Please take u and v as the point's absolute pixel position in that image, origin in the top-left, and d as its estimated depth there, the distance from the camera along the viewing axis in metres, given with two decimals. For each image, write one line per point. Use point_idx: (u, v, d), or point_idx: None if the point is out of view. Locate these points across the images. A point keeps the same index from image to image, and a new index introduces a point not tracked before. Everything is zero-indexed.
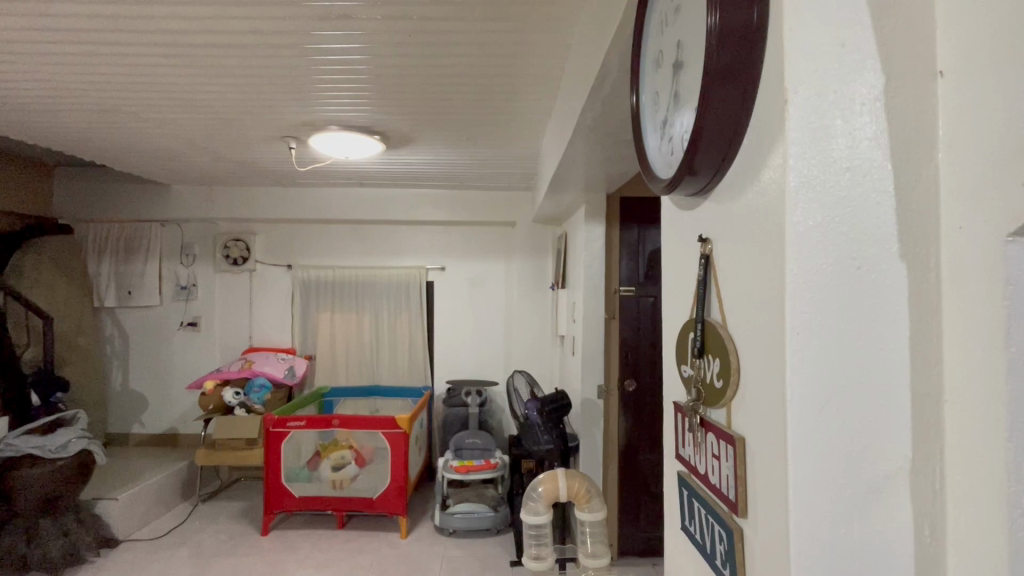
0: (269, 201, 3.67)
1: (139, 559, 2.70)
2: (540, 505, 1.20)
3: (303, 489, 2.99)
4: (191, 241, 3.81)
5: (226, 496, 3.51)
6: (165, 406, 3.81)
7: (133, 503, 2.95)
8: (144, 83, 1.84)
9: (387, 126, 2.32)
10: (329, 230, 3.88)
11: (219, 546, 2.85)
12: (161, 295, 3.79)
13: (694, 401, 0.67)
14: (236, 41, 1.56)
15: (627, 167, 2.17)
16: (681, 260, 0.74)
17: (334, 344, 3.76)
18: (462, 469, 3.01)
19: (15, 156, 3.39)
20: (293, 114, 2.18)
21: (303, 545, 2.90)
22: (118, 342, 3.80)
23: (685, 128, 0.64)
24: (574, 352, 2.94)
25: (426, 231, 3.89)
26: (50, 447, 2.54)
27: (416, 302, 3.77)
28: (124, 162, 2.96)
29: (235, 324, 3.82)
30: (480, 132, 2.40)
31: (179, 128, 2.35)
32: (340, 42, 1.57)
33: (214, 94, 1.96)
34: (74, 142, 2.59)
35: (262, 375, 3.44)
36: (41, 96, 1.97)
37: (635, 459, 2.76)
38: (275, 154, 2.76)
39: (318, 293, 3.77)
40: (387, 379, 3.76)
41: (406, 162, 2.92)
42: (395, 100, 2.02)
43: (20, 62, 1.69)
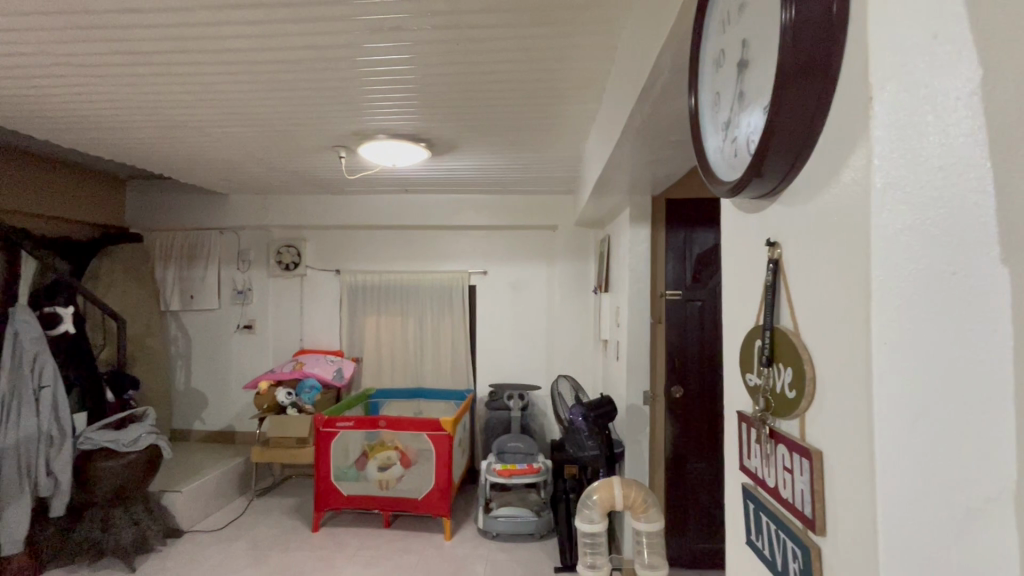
0: (318, 208, 3.80)
1: (201, 550, 2.84)
2: (596, 514, 1.18)
3: (351, 488, 3.07)
4: (247, 248, 4.00)
5: (279, 493, 3.65)
6: (223, 404, 4.01)
7: (196, 496, 3.11)
8: (208, 99, 1.96)
9: (433, 133, 2.36)
10: (375, 235, 3.98)
11: (274, 540, 2.97)
12: (220, 299, 3.99)
13: (763, 411, 0.65)
14: (292, 57, 1.63)
15: (675, 170, 2.13)
16: (747, 266, 0.72)
17: (379, 347, 3.85)
18: (506, 472, 3.01)
19: (92, 171, 3.66)
20: (344, 125, 2.25)
21: (352, 542, 2.98)
22: (182, 343, 4.03)
23: (752, 127, 0.62)
24: (618, 358, 2.90)
25: (469, 235, 3.94)
26: (123, 441, 2.70)
27: (459, 306, 3.83)
28: (187, 173, 3.14)
29: (287, 327, 3.99)
30: (524, 137, 2.41)
31: (238, 140, 2.47)
32: (390, 53, 1.62)
33: (272, 108, 2.05)
34: (146, 156, 2.77)
35: (313, 376, 3.56)
36: (118, 114, 2.13)
37: (682, 468, 2.69)
38: (326, 163, 2.86)
39: (365, 296, 3.88)
40: (430, 381, 3.82)
41: (450, 169, 2.97)
42: (442, 107, 2.06)
43: (100, 84, 1.83)
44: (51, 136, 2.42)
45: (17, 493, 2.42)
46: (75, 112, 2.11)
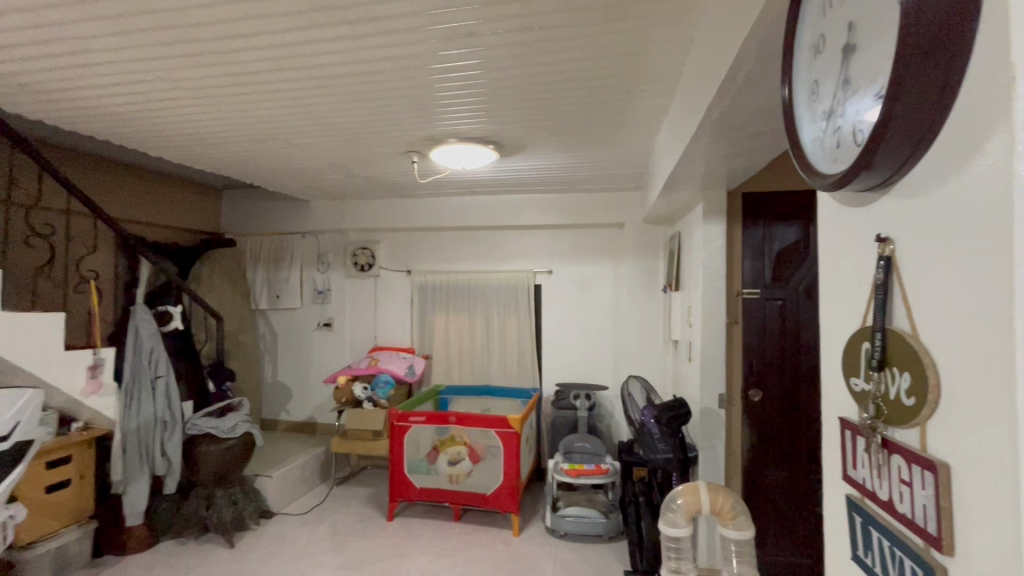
0: (390, 211, 3.98)
1: (289, 531, 3.06)
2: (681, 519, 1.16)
3: (423, 480, 3.19)
4: (326, 250, 4.26)
5: (357, 482, 3.86)
6: (306, 397, 4.29)
7: (284, 481, 3.36)
8: (295, 112, 2.10)
9: (502, 135, 2.40)
10: (444, 236, 4.10)
11: (353, 527, 3.14)
12: (302, 298, 4.28)
13: (873, 418, 0.60)
14: (374, 68, 1.72)
15: (754, 162, 2.03)
16: (852, 265, 0.67)
17: (448, 345, 3.97)
18: (573, 472, 3.00)
19: (194, 182, 4.04)
20: (417, 131, 2.35)
21: (424, 533, 3.09)
22: (269, 339, 4.36)
23: (862, 115, 0.58)
24: (690, 359, 2.81)
25: (534, 235, 3.96)
26: (223, 427, 2.95)
27: (525, 305, 3.86)
28: (274, 182, 3.39)
29: (363, 325, 4.20)
30: (592, 134, 2.39)
31: (320, 150, 2.64)
32: (462, 59, 1.66)
33: (352, 118, 2.17)
34: (240, 168, 3.02)
35: (386, 372, 3.73)
36: (218, 131, 2.33)
37: (761, 476, 2.56)
38: (399, 168, 2.99)
39: (434, 295, 4.01)
40: (497, 379, 3.88)
41: (517, 170, 3.00)
42: (511, 109, 2.08)
43: (204, 105, 2.01)
44: (163, 153, 2.70)
45: (138, 471, 2.73)
46: (183, 131, 2.34)
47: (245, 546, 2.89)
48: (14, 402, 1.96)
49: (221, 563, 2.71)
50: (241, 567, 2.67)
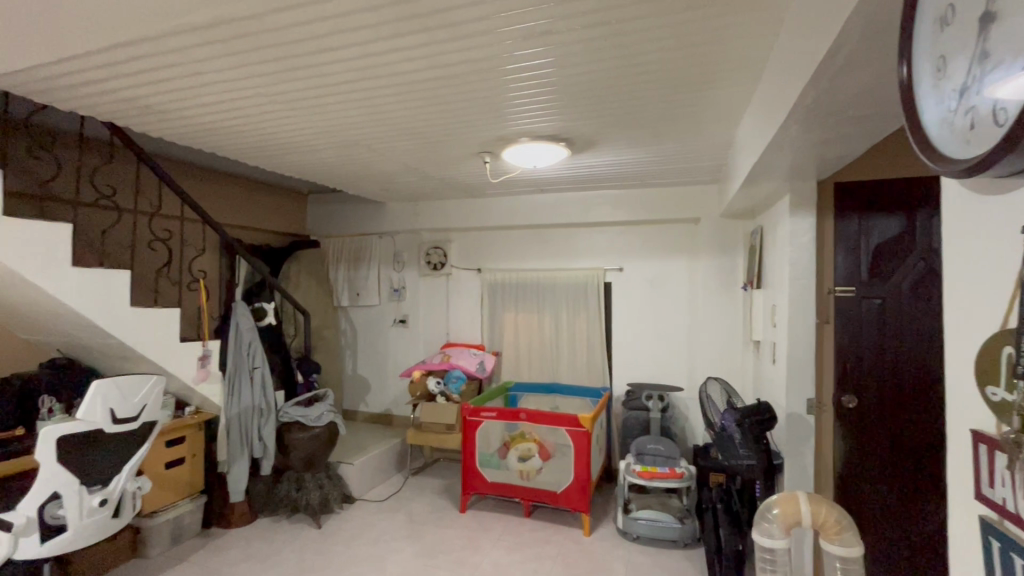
0: (461, 211, 4.07)
1: (370, 517, 3.24)
2: (776, 528, 1.14)
3: (494, 475, 3.25)
4: (401, 250, 4.44)
5: (431, 472, 4.01)
6: (383, 390, 4.51)
7: (364, 469, 3.56)
8: (377, 119, 2.21)
9: (574, 132, 2.39)
10: (513, 235, 4.14)
11: (428, 516, 3.26)
12: (379, 296, 4.49)
13: (1017, 432, 0.54)
14: (451, 72, 1.76)
15: (850, 149, 1.87)
16: (988, 261, 0.60)
17: (518, 342, 4.01)
18: (646, 474, 2.92)
19: (284, 189, 4.36)
20: (491, 132, 2.39)
21: (496, 526, 3.15)
22: (350, 334, 4.62)
23: (1004, 93, 0.52)
24: (774, 361, 2.64)
25: (604, 232, 3.89)
26: (310, 416, 3.17)
27: (594, 303, 3.82)
28: (354, 186, 3.59)
29: (435, 322, 4.35)
30: (668, 127, 2.31)
31: (398, 154, 2.75)
32: (536, 58, 1.67)
33: (428, 121, 2.25)
34: (325, 174, 3.23)
35: (458, 368, 3.83)
36: (308, 140, 2.51)
37: (857, 489, 2.36)
38: (471, 169, 3.05)
39: (504, 293, 4.06)
40: (566, 377, 3.88)
41: (588, 166, 2.96)
42: (584, 106, 2.07)
43: (297, 116, 2.16)
44: (259, 162, 2.93)
45: (239, 454, 3.00)
46: (275, 141, 2.53)
47: (331, 528, 3.09)
48: (141, 386, 2.18)
49: (310, 542, 2.92)
50: (328, 547, 2.86)
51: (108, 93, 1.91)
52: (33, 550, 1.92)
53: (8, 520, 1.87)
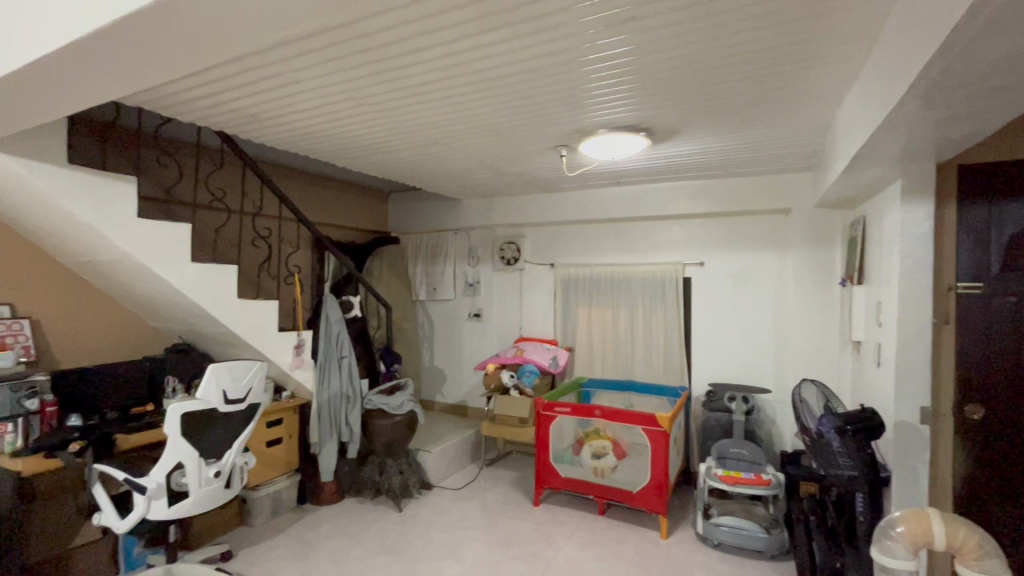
0: (535, 206, 4.08)
1: (447, 504, 3.35)
2: (898, 544, 1.39)
3: (568, 471, 3.23)
4: (476, 245, 4.53)
5: (504, 464, 4.07)
6: (458, 381, 4.64)
7: (441, 457, 3.68)
8: (457, 117, 2.27)
9: (655, 121, 2.31)
10: (587, 229, 4.08)
11: (503, 507, 3.32)
12: (455, 290, 4.62)
13: None
14: (531, 66, 1.76)
15: (981, 127, 1.65)
16: None
17: (591, 338, 3.96)
18: (728, 479, 2.78)
19: (367, 188, 4.59)
20: (569, 125, 2.37)
21: (570, 522, 3.13)
22: (427, 327, 4.79)
23: None
24: (879, 364, 2.40)
25: (683, 224, 3.74)
26: (392, 405, 3.32)
27: (672, 299, 3.69)
28: (433, 184, 3.70)
29: (509, 316, 4.40)
30: (757, 111, 2.16)
31: (476, 151, 2.81)
32: (616, 46, 1.63)
33: (506, 117, 2.27)
34: (406, 173, 3.36)
35: (532, 362, 3.84)
36: (392, 141, 2.62)
37: (982, 511, 2.11)
38: (547, 163, 3.04)
39: (577, 288, 4.03)
40: (641, 375, 3.78)
41: (668, 156, 2.85)
42: (667, 93, 1.99)
43: (383, 117, 2.27)
44: (347, 163, 3.11)
45: (329, 437, 3.21)
46: (362, 143, 2.67)
47: (411, 512, 3.23)
48: (248, 370, 2.39)
49: (392, 524, 3.07)
50: (408, 530, 2.99)
51: (220, 105, 2.11)
52: (163, 511, 2.18)
53: (144, 484, 2.13)
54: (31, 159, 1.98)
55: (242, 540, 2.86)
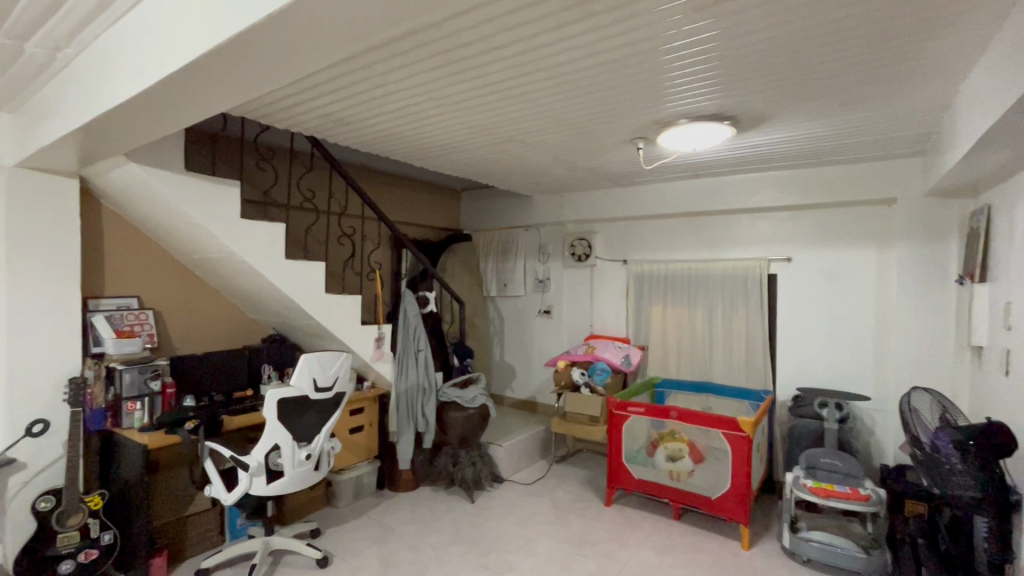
0: (607, 202, 4.00)
1: (518, 498, 3.38)
2: None
3: (641, 472, 3.14)
4: (547, 242, 4.53)
5: (574, 462, 4.05)
6: (528, 377, 4.66)
7: (512, 452, 3.72)
8: (533, 113, 2.27)
9: (742, 108, 2.18)
10: (662, 224, 3.94)
11: (573, 505, 3.30)
12: (525, 287, 4.65)
13: None
14: (612, 58, 1.73)
15: None
16: None
17: (666, 336, 3.84)
18: (819, 492, 2.58)
19: (441, 187, 4.72)
20: (648, 116, 2.29)
21: (644, 525, 3.06)
22: (498, 323, 4.86)
23: None
24: (1008, 373, 2.12)
25: (768, 217, 3.51)
26: (465, 398, 3.40)
27: (755, 297, 3.48)
28: (505, 181, 3.74)
29: (580, 313, 4.36)
30: (861, 92, 1.98)
31: (549, 146, 2.80)
32: (704, 31, 1.55)
33: (583, 111, 2.24)
34: (480, 171, 3.42)
35: (603, 360, 3.77)
36: (467, 139, 2.68)
37: None
38: (622, 156, 2.97)
39: (651, 285, 3.92)
40: (720, 376, 3.60)
41: (754, 145, 2.68)
42: (758, 78, 1.87)
43: (460, 116, 2.32)
44: (424, 163, 3.22)
45: (407, 426, 3.35)
46: (439, 142, 2.75)
47: (483, 504, 3.29)
48: (335, 360, 2.54)
49: (465, 514, 3.15)
50: (480, 522, 3.05)
51: (312, 111, 2.26)
52: (263, 488, 2.38)
53: (247, 462, 2.34)
54: (155, 167, 2.21)
55: (329, 519, 3.06)
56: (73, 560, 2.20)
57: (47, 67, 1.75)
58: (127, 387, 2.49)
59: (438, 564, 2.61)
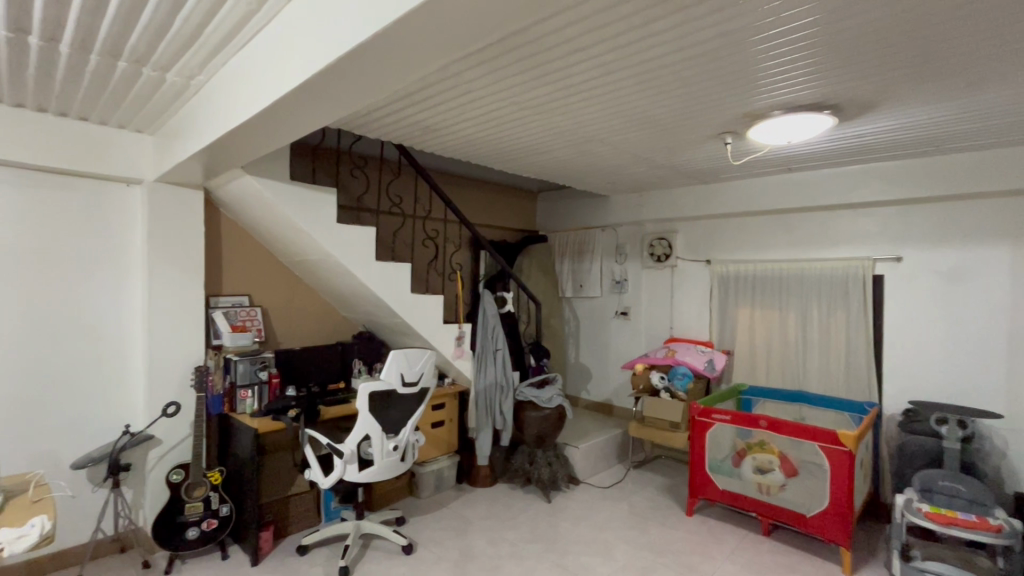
0: (689, 200, 3.85)
1: (595, 501, 3.35)
2: None
3: (726, 482, 2.98)
4: (624, 242, 4.44)
5: (653, 468, 3.93)
6: (604, 379, 4.59)
7: (589, 455, 3.69)
8: (615, 112, 2.25)
9: (847, 96, 2.01)
10: (750, 222, 3.72)
11: (653, 512, 3.21)
12: (602, 288, 4.59)
13: None
14: (700, 51, 1.67)
15: None
16: None
17: (754, 341, 3.63)
18: (940, 518, 2.30)
19: (518, 189, 4.79)
20: (738, 109, 2.18)
21: (729, 539, 2.91)
22: (573, 324, 4.84)
23: None
24: None
25: (872, 212, 3.21)
26: (542, 398, 3.43)
27: (857, 300, 3.19)
28: (583, 181, 3.71)
29: (659, 315, 4.24)
30: (994, 68, 1.75)
31: (631, 145, 2.74)
32: (805, 16, 1.45)
33: (668, 108, 2.18)
34: (559, 172, 3.43)
35: (684, 364, 3.63)
36: (546, 141, 2.70)
37: None
38: (708, 152, 2.85)
39: (738, 286, 3.72)
40: (816, 386, 3.34)
41: (859, 134, 2.46)
42: (865, 63, 1.72)
43: (542, 119, 2.35)
44: (504, 166, 3.28)
45: (485, 424, 3.43)
46: (520, 145, 2.79)
47: (559, 504, 3.29)
48: (421, 357, 2.67)
49: (542, 513, 3.17)
50: (557, 522, 3.06)
51: (403, 120, 2.39)
52: (355, 475, 2.54)
53: (342, 450, 2.50)
54: (266, 179, 2.45)
55: (413, 508, 3.22)
56: (198, 526, 2.52)
57: (182, 94, 2.00)
58: (241, 376, 2.76)
59: (516, 560, 2.66)
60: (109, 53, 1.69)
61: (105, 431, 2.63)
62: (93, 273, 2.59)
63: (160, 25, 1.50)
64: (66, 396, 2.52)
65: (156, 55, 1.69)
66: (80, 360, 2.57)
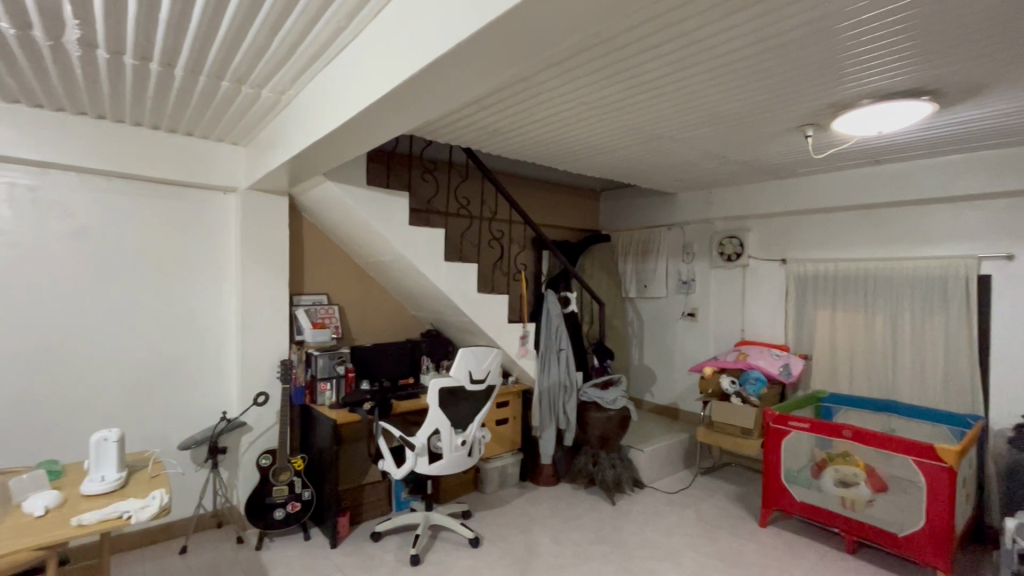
0: (763, 196, 3.67)
1: (661, 506, 3.27)
2: None
3: (804, 495, 2.82)
4: (691, 241, 4.31)
5: (723, 476, 3.78)
6: (669, 382, 4.47)
7: (654, 458, 3.61)
8: (685, 109, 2.19)
9: (948, 80, 1.84)
10: (831, 218, 3.50)
11: (723, 521, 3.09)
12: (667, 288, 4.48)
13: None
14: (782, 41, 1.60)
15: None
16: None
17: (836, 345, 3.41)
18: None
19: (580, 188, 4.76)
20: (821, 100, 2.06)
21: (808, 554, 2.75)
22: (637, 325, 4.75)
23: None
24: None
25: (978, 206, 2.91)
26: (607, 399, 3.40)
27: (957, 303, 2.92)
28: (649, 180, 3.64)
29: (730, 317, 4.07)
30: None
31: (700, 141, 2.66)
32: None
33: (743, 102, 2.10)
34: (624, 171, 3.38)
35: (757, 368, 3.43)
36: (611, 140, 2.67)
37: None
38: (786, 146, 2.71)
39: (817, 287, 3.51)
40: (909, 396, 3.08)
41: (961, 121, 2.25)
42: (971, 43, 1.57)
43: (609, 118, 2.33)
44: (568, 166, 3.28)
45: (549, 423, 3.45)
46: (584, 145, 2.79)
47: (624, 507, 3.25)
48: (487, 355, 2.73)
49: (607, 515, 3.14)
50: (622, 525, 3.02)
51: (472, 125, 2.46)
52: (425, 467, 2.64)
53: (413, 443, 2.61)
54: (346, 184, 2.60)
55: (478, 503, 3.29)
56: (284, 508, 2.73)
57: (274, 107, 2.17)
58: (321, 370, 3.00)
59: (581, 560, 2.66)
60: (216, 74, 1.87)
61: (205, 416, 2.90)
62: (195, 274, 2.86)
63: (260, 47, 1.64)
64: (174, 383, 2.81)
65: (255, 74, 1.85)
66: (186, 351, 2.85)
